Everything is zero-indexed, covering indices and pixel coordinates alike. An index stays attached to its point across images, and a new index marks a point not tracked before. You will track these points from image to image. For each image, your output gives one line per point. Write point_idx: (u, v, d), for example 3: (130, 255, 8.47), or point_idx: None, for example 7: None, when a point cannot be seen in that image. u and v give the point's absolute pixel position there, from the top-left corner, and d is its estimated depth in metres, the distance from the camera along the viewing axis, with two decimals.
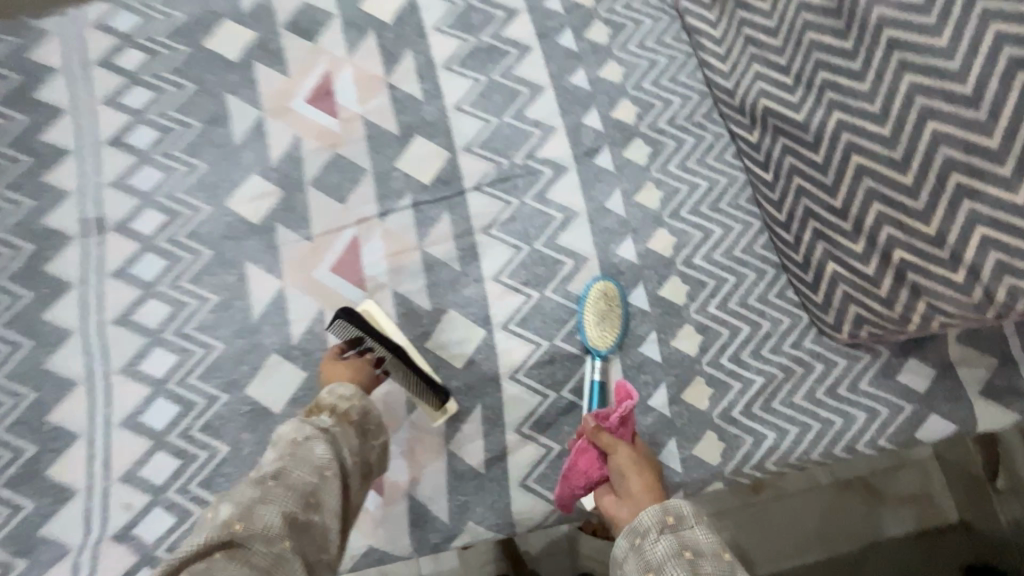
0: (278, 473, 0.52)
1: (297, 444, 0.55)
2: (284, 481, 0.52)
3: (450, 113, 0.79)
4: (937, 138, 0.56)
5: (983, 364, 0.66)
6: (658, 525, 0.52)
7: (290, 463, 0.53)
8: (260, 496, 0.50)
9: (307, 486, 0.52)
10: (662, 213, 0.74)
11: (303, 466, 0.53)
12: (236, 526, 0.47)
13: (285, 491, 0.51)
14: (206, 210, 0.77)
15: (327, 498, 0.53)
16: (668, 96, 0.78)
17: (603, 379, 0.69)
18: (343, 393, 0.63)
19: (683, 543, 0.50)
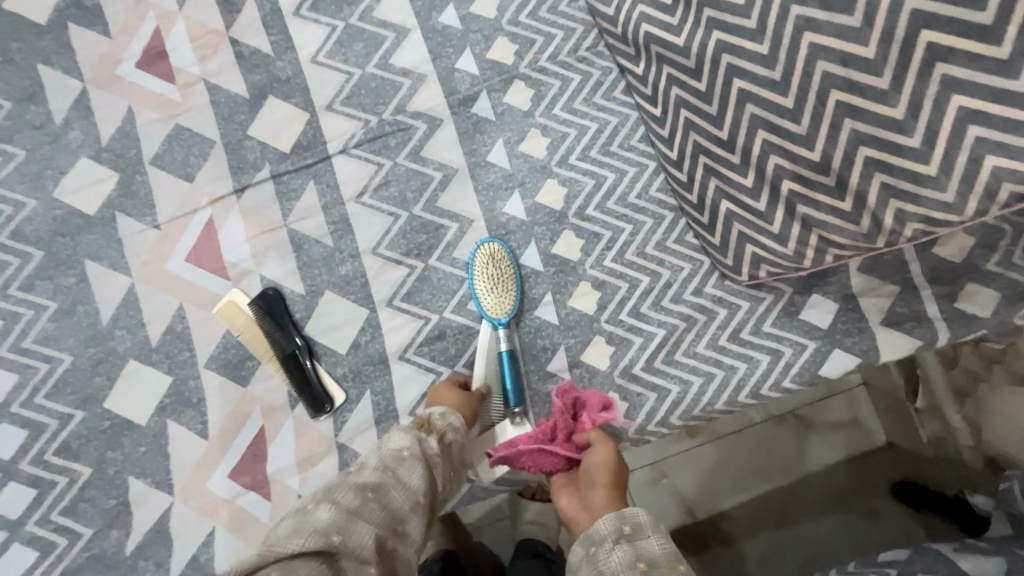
0: (376, 486, 0.48)
1: (400, 461, 0.51)
2: (381, 500, 0.47)
3: (306, 67, 0.69)
4: (815, 52, 0.49)
5: (884, 293, 0.64)
6: (613, 536, 0.48)
7: (392, 482, 0.49)
8: (358, 506, 0.45)
9: (398, 512, 0.48)
10: (550, 162, 0.68)
11: (399, 487, 0.49)
12: (335, 536, 0.41)
13: (379, 511, 0.46)
14: (31, 205, 0.67)
15: (410, 532, 0.48)
16: (548, 29, 0.69)
17: (511, 349, 0.64)
18: (451, 421, 0.57)
19: (637, 553, 0.46)
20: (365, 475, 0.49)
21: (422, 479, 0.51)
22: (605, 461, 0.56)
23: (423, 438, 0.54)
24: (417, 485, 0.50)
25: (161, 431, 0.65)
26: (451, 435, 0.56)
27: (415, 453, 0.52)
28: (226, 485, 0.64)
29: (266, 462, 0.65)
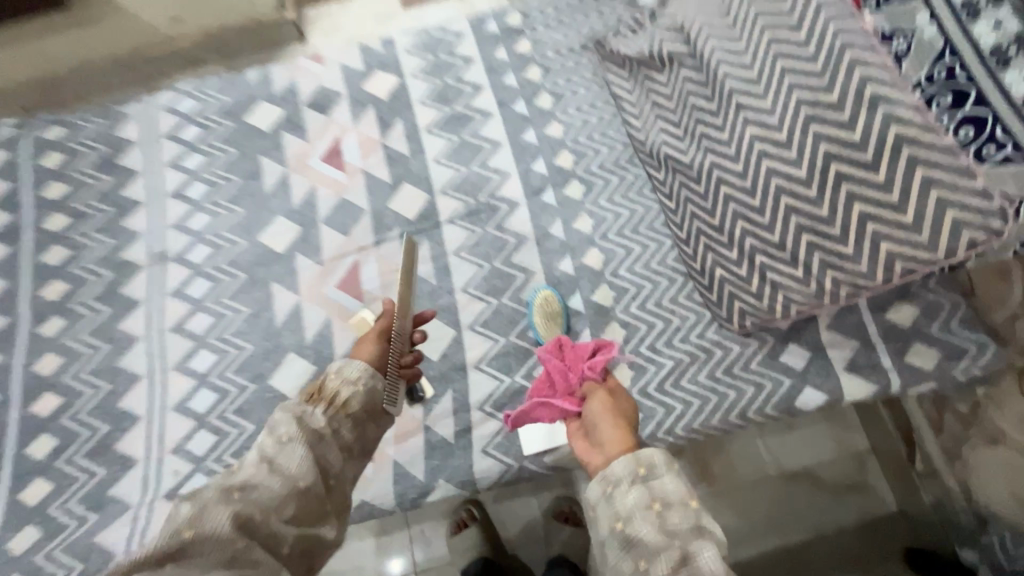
0: (243, 483, 0.59)
1: (280, 447, 0.62)
2: (247, 493, 0.58)
3: (431, 165, 1.02)
4: (770, 172, 0.74)
5: (847, 346, 0.83)
6: (629, 475, 0.58)
7: (263, 475, 0.60)
8: (224, 500, 0.57)
9: (276, 497, 0.59)
10: (594, 236, 0.95)
11: (271, 479, 0.60)
12: (185, 532, 0.53)
13: (241, 502, 0.57)
14: (243, 244, 1.00)
15: (290, 506, 0.59)
16: (598, 146, 1.00)
17: None
18: (347, 375, 0.71)
19: (653, 494, 0.57)
20: (243, 472, 0.61)
21: (303, 458, 0.62)
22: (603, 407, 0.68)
23: (305, 414, 0.66)
24: (295, 470, 0.61)
25: None
26: (348, 390, 0.70)
27: (291, 438, 0.63)
28: None
29: None
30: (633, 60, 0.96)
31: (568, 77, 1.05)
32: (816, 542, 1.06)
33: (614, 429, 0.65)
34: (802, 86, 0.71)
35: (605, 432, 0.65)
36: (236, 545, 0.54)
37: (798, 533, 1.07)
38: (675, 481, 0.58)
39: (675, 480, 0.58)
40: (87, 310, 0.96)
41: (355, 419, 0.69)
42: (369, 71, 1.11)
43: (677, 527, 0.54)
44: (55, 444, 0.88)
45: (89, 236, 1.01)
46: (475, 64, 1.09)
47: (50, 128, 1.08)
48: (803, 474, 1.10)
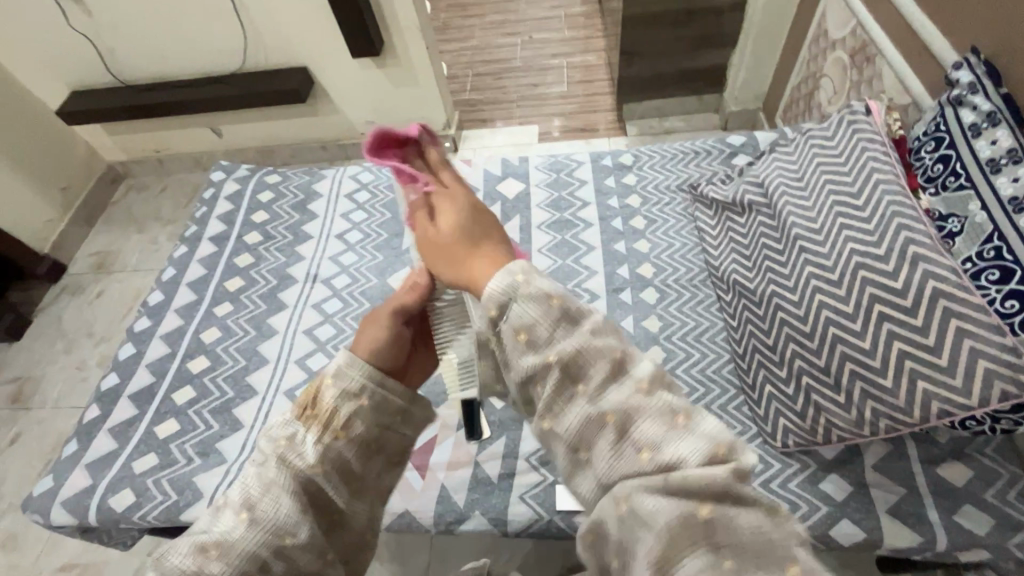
0: (218, 543, 0.60)
1: (268, 496, 0.62)
2: (223, 555, 0.60)
3: (534, 252, 1.25)
4: (821, 304, 0.85)
5: (891, 490, 0.84)
6: (491, 325, 0.57)
7: (239, 532, 0.61)
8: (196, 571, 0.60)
9: (255, 561, 0.60)
10: (660, 336, 1.08)
11: (248, 542, 0.60)
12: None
13: (217, 567, 0.59)
14: (374, 280, 1.25)
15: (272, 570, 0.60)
16: (676, 264, 1.17)
17: None
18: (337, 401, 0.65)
19: (516, 326, 0.55)
20: (219, 529, 0.62)
21: (289, 506, 0.61)
22: (449, 215, 0.65)
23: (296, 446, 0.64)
24: (281, 524, 0.61)
25: None
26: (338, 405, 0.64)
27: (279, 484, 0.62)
28: (403, 459, 1.00)
29: (430, 456, 1.00)
30: (718, 202, 1.16)
31: (661, 207, 1.27)
32: None
33: (446, 241, 0.63)
34: (854, 238, 0.84)
35: (452, 264, 0.62)
36: None
37: None
38: (529, 295, 0.55)
39: (529, 302, 0.55)
40: (251, 303, 1.24)
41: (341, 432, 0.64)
42: (503, 177, 1.41)
43: (547, 341, 0.54)
44: (193, 395, 1.11)
45: (269, 252, 1.33)
46: (587, 185, 1.35)
47: (271, 175, 1.49)
48: None
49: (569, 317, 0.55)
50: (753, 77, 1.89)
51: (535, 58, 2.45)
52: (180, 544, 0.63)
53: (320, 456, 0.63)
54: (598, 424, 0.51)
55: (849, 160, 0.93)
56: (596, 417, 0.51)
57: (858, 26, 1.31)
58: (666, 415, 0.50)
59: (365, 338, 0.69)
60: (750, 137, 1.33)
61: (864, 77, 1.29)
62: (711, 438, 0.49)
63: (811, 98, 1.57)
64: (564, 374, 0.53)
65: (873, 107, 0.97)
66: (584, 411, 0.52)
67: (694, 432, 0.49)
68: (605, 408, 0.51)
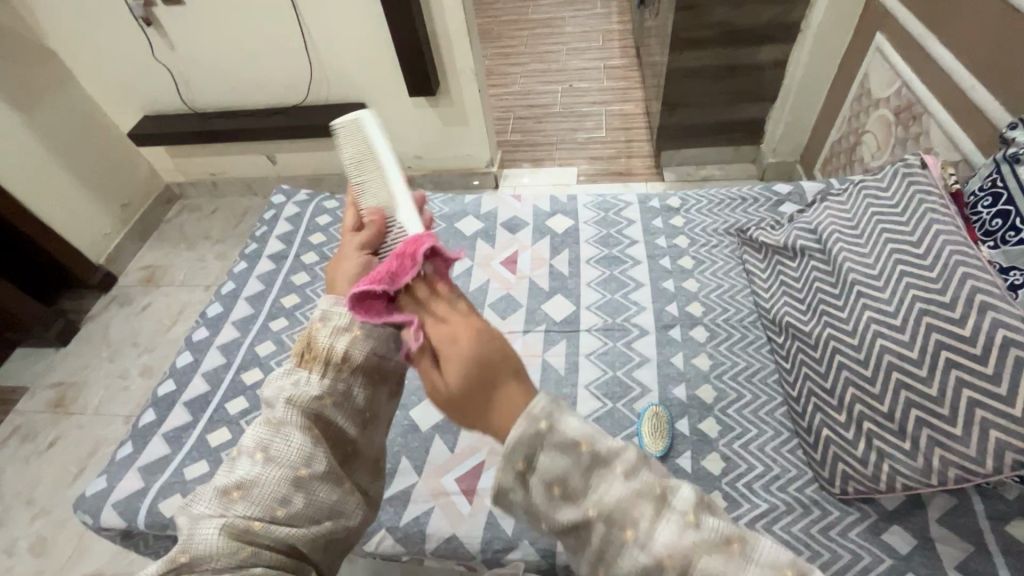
0: (238, 484, 0.65)
1: (275, 432, 0.69)
2: (246, 492, 0.65)
3: (583, 286, 1.28)
4: (883, 349, 0.85)
5: (959, 546, 0.81)
6: (517, 480, 0.52)
7: (256, 470, 0.66)
8: (221, 509, 0.64)
9: (273, 495, 0.65)
10: (710, 374, 1.08)
11: (267, 475, 0.66)
12: (183, 556, 0.61)
13: (240, 506, 0.64)
14: None
15: (291, 502, 0.65)
16: (726, 305, 1.18)
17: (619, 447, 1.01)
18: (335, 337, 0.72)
19: (547, 477, 0.51)
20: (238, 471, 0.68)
21: (305, 441, 0.69)
22: (453, 364, 0.52)
23: (297, 388, 0.70)
24: (296, 458, 0.67)
25: (430, 439, 1.07)
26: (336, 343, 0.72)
27: (285, 419, 0.69)
28: (451, 482, 1.00)
29: (477, 481, 1.00)
30: (769, 246, 1.18)
31: (709, 249, 1.29)
32: None
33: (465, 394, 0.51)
34: (916, 285, 0.85)
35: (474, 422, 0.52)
36: (241, 554, 0.61)
37: None
38: (558, 437, 0.51)
39: (556, 450, 0.51)
40: (304, 319, 1.28)
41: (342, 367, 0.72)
42: (552, 212, 1.46)
43: (582, 493, 0.51)
44: (246, 406, 1.14)
45: (324, 272, 1.38)
46: (635, 225, 1.38)
47: (329, 200, 1.56)
48: None
49: (597, 463, 0.52)
50: (792, 131, 1.95)
51: (575, 105, 2.57)
52: (202, 494, 0.68)
53: (326, 388, 0.71)
54: (659, 567, 0.49)
55: (907, 210, 0.95)
56: (654, 562, 0.49)
57: (903, 85, 1.36)
58: (725, 546, 0.51)
59: (339, 280, 0.76)
60: (796, 186, 1.37)
61: (912, 133, 1.32)
62: (771, 563, 0.51)
63: (853, 152, 1.61)
64: (609, 523, 0.51)
65: (928, 161, 1.00)
66: (638, 558, 0.50)
67: (753, 560, 0.51)
68: (662, 550, 0.49)
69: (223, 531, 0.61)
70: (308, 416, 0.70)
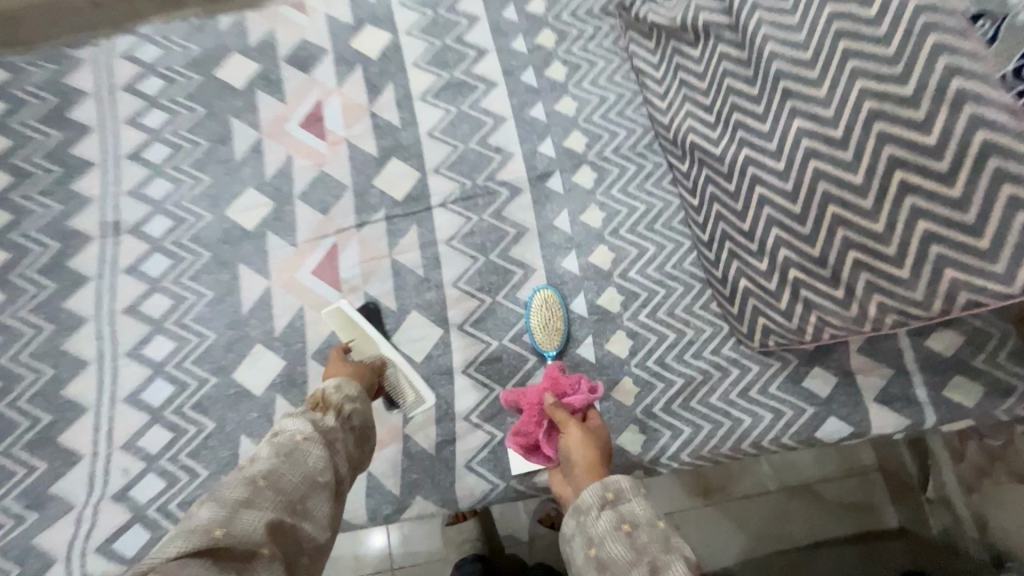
0: (266, 477, 0.57)
1: (295, 445, 0.61)
2: (272, 486, 0.57)
3: (424, 138, 0.91)
4: (817, 174, 0.63)
5: (880, 374, 0.74)
6: (597, 503, 0.58)
7: (281, 465, 0.59)
8: (249, 498, 0.55)
9: (298, 490, 0.58)
10: (604, 231, 0.84)
11: (294, 471, 0.59)
12: (218, 530, 0.50)
13: (268, 497, 0.56)
14: (208, 217, 0.89)
15: (314, 505, 0.60)
16: (614, 128, 0.88)
17: None
18: (347, 392, 0.70)
19: (621, 516, 0.56)
20: (260, 465, 0.59)
21: (321, 458, 0.62)
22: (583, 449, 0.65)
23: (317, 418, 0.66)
24: (316, 464, 0.61)
25: (271, 402, 0.82)
26: (350, 407, 0.69)
27: (308, 436, 0.63)
28: None
29: None
30: (661, 28, 0.82)
31: (585, 44, 0.92)
32: (813, 510, 1.06)
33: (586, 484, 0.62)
34: (867, 74, 0.59)
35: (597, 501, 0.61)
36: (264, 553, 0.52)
37: (801, 504, 1.07)
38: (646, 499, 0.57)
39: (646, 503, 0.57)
40: (30, 284, 0.86)
41: (357, 434, 0.69)
42: (359, 25, 0.97)
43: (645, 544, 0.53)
44: None
45: (32, 200, 0.89)
46: (480, 23, 0.95)
47: None
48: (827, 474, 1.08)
49: (667, 541, 0.54)
50: None
51: None
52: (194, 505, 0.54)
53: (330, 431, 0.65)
54: None
55: None
56: None
57: None
58: None
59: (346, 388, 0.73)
60: None
61: None
62: None
63: None
64: None
65: None
66: None
67: None
68: None
69: (260, 526, 0.53)
70: (325, 438, 0.64)
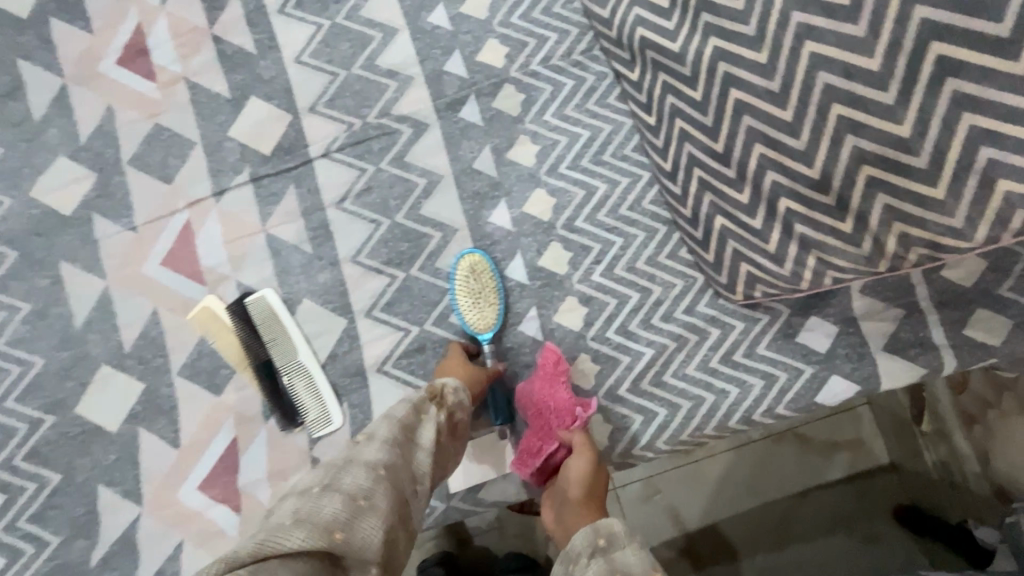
0: (385, 469, 0.43)
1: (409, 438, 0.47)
2: (389, 484, 0.43)
3: (290, 66, 0.67)
4: (815, 63, 0.45)
5: (889, 316, 0.60)
6: (586, 551, 0.44)
7: (394, 459, 0.45)
8: (369, 493, 0.40)
9: (404, 492, 0.44)
10: (540, 171, 0.65)
11: (405, 469, 0.45)
12: (338, 533, 0.37)
13: (385, 498, 0.41)
14: (6, 203, 0.66)
15: (410, 516, 0.45)
16: (542, 31, 0.66)
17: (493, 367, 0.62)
18: (462, 397, 0.55)
19: (611, 567, 0.42)
20: (374, 452, 0.44)
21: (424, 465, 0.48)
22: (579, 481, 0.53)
23: (430, 413, 0.51)
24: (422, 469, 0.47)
25: (132, 438, 0.63)
26: (461, 412, 0.54)
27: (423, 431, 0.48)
28: (195, 496, 0.62)
29: (237, 475, 0.63)
30: None
31: None
32: (798, 462, 0.95)
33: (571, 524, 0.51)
34: None
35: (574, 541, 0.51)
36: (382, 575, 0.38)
37: (785, 459, 0.95)
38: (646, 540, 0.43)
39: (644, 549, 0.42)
40: None
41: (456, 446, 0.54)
42: None
43: None
44: None
45: None
46: None
47: None
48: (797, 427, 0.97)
49: None
50: None
51: None
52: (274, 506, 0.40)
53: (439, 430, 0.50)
54: None
55: None
56: None
57: None
58: None
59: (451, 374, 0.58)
60: None
61: None
62: None
63: None
64: None
65: None
66: None
67: None
68: None
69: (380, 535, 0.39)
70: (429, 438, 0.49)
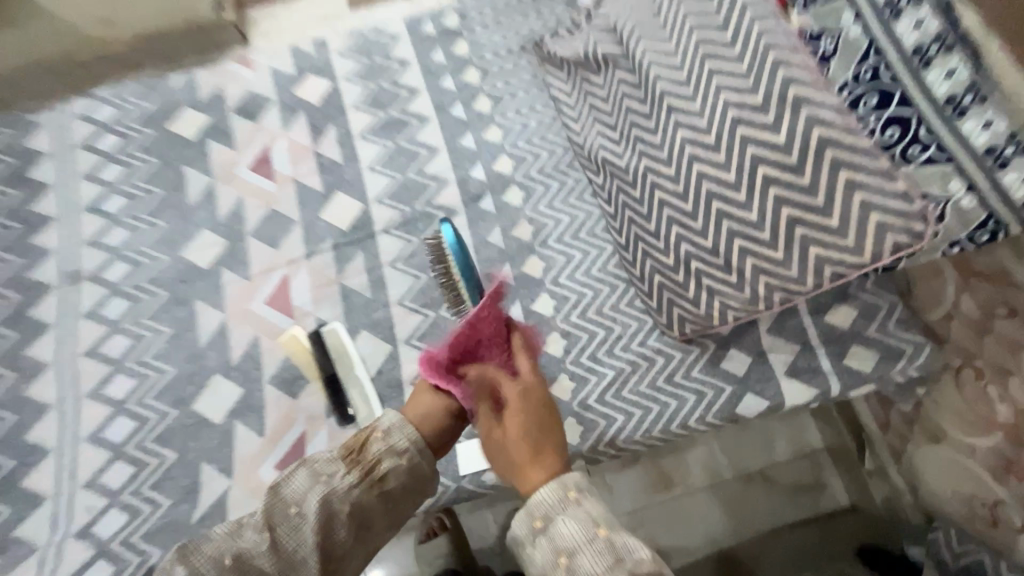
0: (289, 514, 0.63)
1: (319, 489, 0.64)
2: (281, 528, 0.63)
3: (365, 171, 0.98)
4: (701, 176, 0.72)
5: (788, 349, 0.82)
6: (530, 535, 0.60)
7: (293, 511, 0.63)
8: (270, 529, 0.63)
9: (300, 534, 0.63)
10: (534, 243, 0.92)
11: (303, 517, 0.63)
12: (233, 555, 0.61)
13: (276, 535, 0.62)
14: (164, 259, 0.94)
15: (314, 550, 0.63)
16: (538, 150, 0.97)
17: None
18: (393, 445, 0.65)
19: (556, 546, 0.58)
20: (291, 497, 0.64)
21: (317, 519, 0.62)
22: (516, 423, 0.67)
23: (347, 468, 0.65)
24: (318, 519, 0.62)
25: (230, 429, 0.86)
26: (386, 460, 0.65)
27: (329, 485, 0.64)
28: (272, 473, 0.83)
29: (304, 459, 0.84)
30: (569, 62, 0.93)
31: (507, 79, 1.02)
32: (766, 504, 1.09)
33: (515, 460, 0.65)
34: (729, 89, 0.70)
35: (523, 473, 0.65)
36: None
37: (757, 505, 1.10)
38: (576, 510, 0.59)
39: (575, 520, 0.58)
40: None
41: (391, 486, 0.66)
42: (301, 75, 1.06)
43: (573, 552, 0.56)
44: None
45: None
46: (412, 67, 1.05)
47: None
48: (758, 473, 1.12)
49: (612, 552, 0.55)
50: None
51: None
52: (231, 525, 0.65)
53: (347, 485, 0.64)
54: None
55: None
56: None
57: None
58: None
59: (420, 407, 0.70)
60: None
61: None
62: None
63: None
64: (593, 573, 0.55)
65: None
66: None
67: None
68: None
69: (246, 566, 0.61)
70: (333, 495, 0.63)
